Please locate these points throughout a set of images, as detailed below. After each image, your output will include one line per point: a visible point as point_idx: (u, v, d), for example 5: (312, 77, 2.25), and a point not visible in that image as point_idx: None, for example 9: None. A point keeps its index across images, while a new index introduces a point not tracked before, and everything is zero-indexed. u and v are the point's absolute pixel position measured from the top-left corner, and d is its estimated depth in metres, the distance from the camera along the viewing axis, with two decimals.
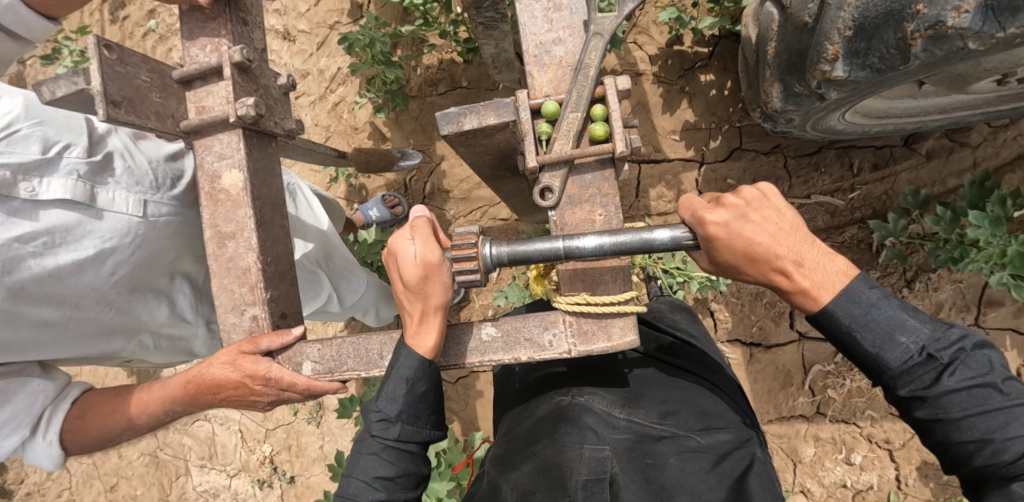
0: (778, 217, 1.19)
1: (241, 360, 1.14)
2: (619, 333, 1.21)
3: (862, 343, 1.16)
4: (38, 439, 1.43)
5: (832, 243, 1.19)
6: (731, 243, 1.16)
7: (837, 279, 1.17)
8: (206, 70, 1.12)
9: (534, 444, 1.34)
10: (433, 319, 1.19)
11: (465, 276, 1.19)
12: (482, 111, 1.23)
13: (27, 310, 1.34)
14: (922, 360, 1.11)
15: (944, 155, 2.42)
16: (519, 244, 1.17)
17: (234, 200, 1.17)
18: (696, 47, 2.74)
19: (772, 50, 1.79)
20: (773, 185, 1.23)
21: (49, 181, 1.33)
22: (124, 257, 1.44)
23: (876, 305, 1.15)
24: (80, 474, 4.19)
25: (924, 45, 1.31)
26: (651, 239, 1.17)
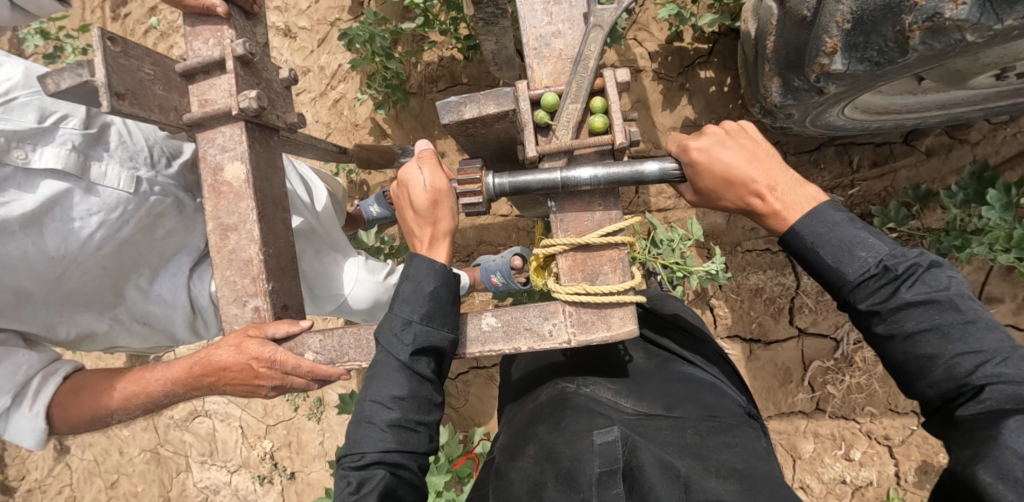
0: (754, 146, 1.30)
1: (246, 343, 1.15)
2: (618, 323, 1.22)
3: (874, 323, 1.16)
4: (24, 410, 1.42)
5: (823, 215, 1.21)
6: (710, 166, 1.28)
7: (839, 257, 1.18)
8: (209, 63, 1.14)
9: (535, 429, 1.36)
10: (441, 242, 1.24)
11: (470, 199, 1.25)
12: (482, 101, 1.22)
13: (14, 275, 1.35)
14: (939, 331, 1.09)
15: (943, 152, 2.43)
16: (519, 175, 1.23)
17: (237, 192, 1.18)
18: (696, 43, 2.75)
19: (771, 45, 1.79)
20: (752, 124, 1.35)
21: (42, 150, 1.34)
22: (108, 232, 1.42)
23: (879, 278, 1.15)
24: (80, 471, 4.20)
25: (922, 38, 1.32)
26: (642, 171, 1.21)
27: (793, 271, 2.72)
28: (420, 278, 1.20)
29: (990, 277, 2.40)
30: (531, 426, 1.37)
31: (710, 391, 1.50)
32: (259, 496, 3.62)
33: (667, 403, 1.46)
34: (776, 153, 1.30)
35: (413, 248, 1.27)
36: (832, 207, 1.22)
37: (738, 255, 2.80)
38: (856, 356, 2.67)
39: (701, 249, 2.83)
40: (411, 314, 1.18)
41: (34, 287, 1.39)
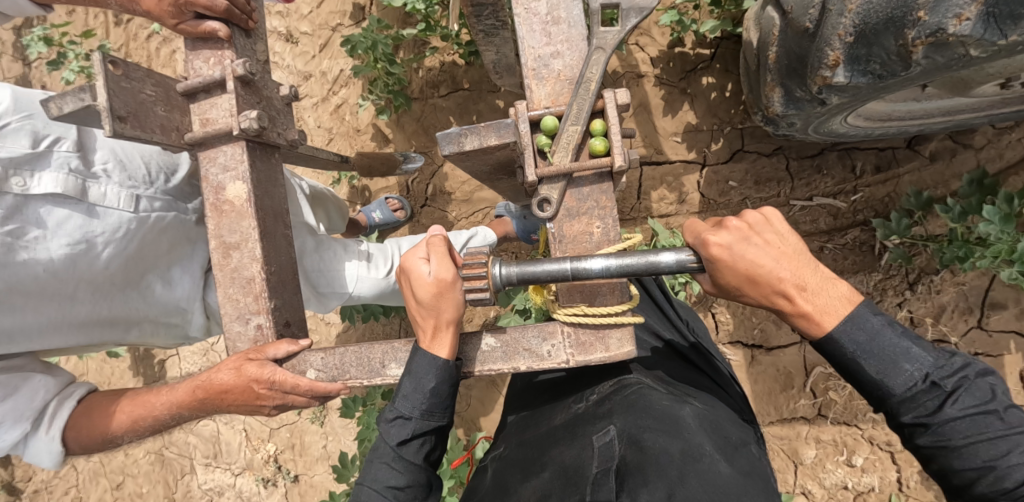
0: (782, 242, 1.17)
1: (245, 366, 1.15)
2: (617, 344, 1.22)
3: (920, 435, 1.14)
4: (41, 434, 1.43)
5: (862, 320, 1.15)
6: (734, 265, 1.14)
7: (884, 369, 1.13)
8: (209, 83, 1.13)
9: (549, 454, 1.32)
10: (444, 332, 1.18)
11: (475, 295, 1.16)
12: (482, 132, 1.28)
13: (23, 302, 1.35)
14: (991, 442, 1.07)
15: (947, 157, 2.42)
16: (529, 265, 1.13)
17: (238, 211, 1.16)
18: (698, 49, 2.74)
19: (773, 55, 1.78)
20: (777, 210, 1.20)
21: (41, 176, 1.34)
22: (116, 249, 1.43)
23: (929, 393, 1.11)
24: (85, 473, 4.24)
25: (924, 52, 1.31)
26: (658, 262, 1.14)
27: None
28: (421, 375, 1.17)
29: (994, 284, 2.39)
30: (544, 450, 1.34)
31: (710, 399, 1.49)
32: (262, 498, 3.64)
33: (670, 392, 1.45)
34: (803, 247, 1.18)
35: (416, 339, 1.21)
36: (871, 309, 1.17)
37: None
38: None
39: None
40: (428, 332, 1.18)
41: (43, 308, 1.39)
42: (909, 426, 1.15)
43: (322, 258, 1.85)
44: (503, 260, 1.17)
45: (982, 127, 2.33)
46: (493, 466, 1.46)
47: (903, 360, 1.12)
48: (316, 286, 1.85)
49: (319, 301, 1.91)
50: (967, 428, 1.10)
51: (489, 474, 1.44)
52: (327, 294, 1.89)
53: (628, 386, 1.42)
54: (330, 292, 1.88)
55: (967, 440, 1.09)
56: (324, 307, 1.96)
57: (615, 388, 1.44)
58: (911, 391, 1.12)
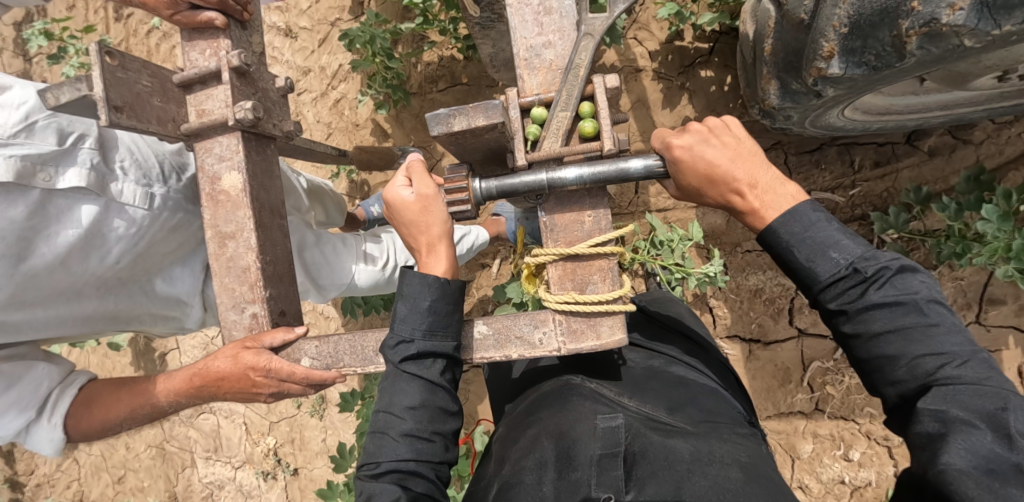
0: (739, 144, 1.24)
1: (242, 354, 1.15)
2: (608, 332, 1.22)
3: (840, 323, 1.17)
4: (43, 422, 1.45)
5: (800, 213, 1.19)
6: (694, 165, 1.23)
7: (811, 257, 1.18)
8: (205, 73, 1.12)
9: (537, 416, 1.36)
10: (439, 247, 1.25)
11: (458, 206, 1.25)
12: (471, 113, 1.20)
13: (36, 295, 1.35)
14: (902, 334, 1.10)
15: (946, 152, 2.42)
16: (506, 178, 1.22)
17: (234, 201, 1.16)
18: (696, 43, 2.74)
19: (769, 48, 1.78)
20: (738, 118, 1.29)
21: (66, 172, 1.31)
22: (128, 247, 1.42)
23: (851, 280, 1.14)
24: (88, 467, 4.26)
25: (919, 43, 1.31)
26: (627, 169, 1.20)
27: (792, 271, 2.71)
28: (416, 296, 1.19)
29: (992, 278, 2.40)
30: (535, 412, 1.38)
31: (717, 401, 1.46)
32: (263, 491, 3.67)
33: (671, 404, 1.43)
34: (759, 150, 1.25)
35: (414, 259, 1.28)
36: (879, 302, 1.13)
37: (737, 255, 2.80)
38: None
39: (700, 250, 2.83)
40: (412, 332, 1.19)
41: (51, 302, 1.39)
42: (833, 314, 1.19)
43: (323, 251, 1.84)
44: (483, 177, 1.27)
45: (981, 122, 2.32)
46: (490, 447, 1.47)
47: (832, 234, 1.17)
48: (316, 280, 1.85)
49: (318, 292, 1.91)
50: (900, 342, 1.10)
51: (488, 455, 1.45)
52: (326, 286, 1.89)
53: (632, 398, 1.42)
54: (324, 286, 1.88)
55: None
56: (323, 298, 1.97)
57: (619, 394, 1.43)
58: (838, 269, 1.15)
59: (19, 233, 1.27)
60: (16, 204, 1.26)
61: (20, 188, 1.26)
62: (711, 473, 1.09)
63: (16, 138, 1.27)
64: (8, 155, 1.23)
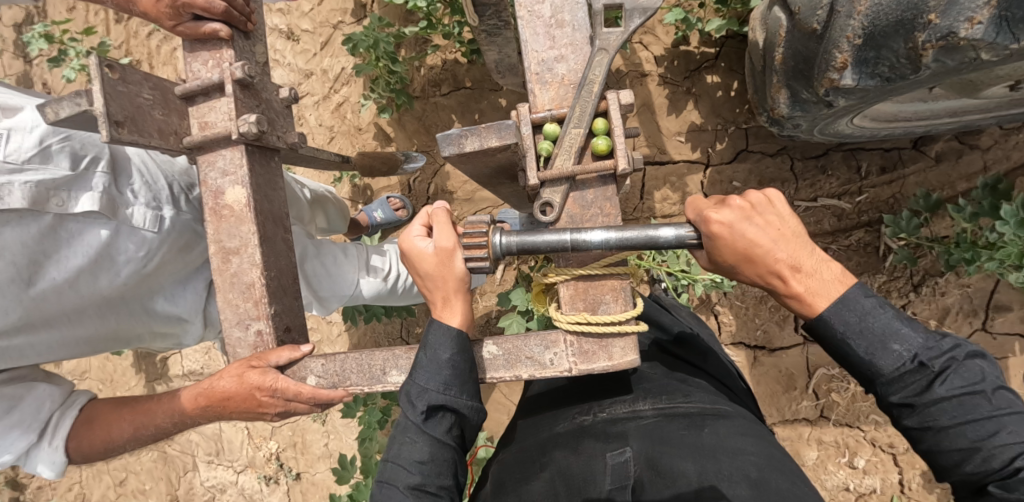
0: (782, 223, 1.17)
1: (248, 374, 1.12)
2: (620, 352, 1.20)
3: (905, 415, 1.13)
4: (44, 445, 1.41)
5: (851, 300, 1.14)
6: (733, 243, 1.14)
7: (872, 350, 1.13)
8: (208, 85, 1.10)
9: (551, 454, 1.33)
10: (455, 301, 1.20)
11: (476, 263, 1.18)
12: (483, 133, 1.20)
13: (41, 317, 1.32)
14: (973, 426, 1.05)
15: (953, 157, 2.40)
16: (529, 235, 1.16)
17: (238, 216, 1.14)
18: (703, 47, 2.71)
19: (779, 56, 1.73)
20: (780, 191, 1.21)
21: (80, 196, 1.28)
22: (136, 269, 1.40)
23: (916, 374, 1.09)
24: (89, 470, 4.25)
25: (934, 55, 1.29)
26: (655, 237, 1.17)
27: None
28: (436, 347, 1.15)
29: (999, 286, 2.38)
30: (545, 450, 1.35)
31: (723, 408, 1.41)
32: (264, 496, 3.65)
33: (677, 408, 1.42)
34: (802, 230, 1.18)
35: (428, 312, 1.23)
36: (862, 291, 1.15)
37: None
38: None
39: None
40: (429, 382, 1.14)
41: (55, 323, 1.36)
42: (895, 406, 1.14)
43: (323, 262, 1.82)
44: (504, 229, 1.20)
45: (990, 129, 2.30)
46: (496, 469, 1.45)
47: (893, 325, 1.12)
48: (316, 291, 1.84)
49: (321, 303, 1.90)
50: (972, 432, 1.06)
51: (492, 474, 1.44)
52: (326, 298, 1.88)
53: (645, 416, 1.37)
54: (325, 296, 1.87)
55: (954, 421, 1.07)
56: (326, 309, 1.94)
57: (631, 415, 1.38)
58: (903, 364, 1.10)
59: (28, 256, 1.24)
60: (28, 228, 1.23)
61: (33, 212, 1.24)
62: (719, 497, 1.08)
63: (30, 163, 1.24)
64: (20, 180, 1.19)
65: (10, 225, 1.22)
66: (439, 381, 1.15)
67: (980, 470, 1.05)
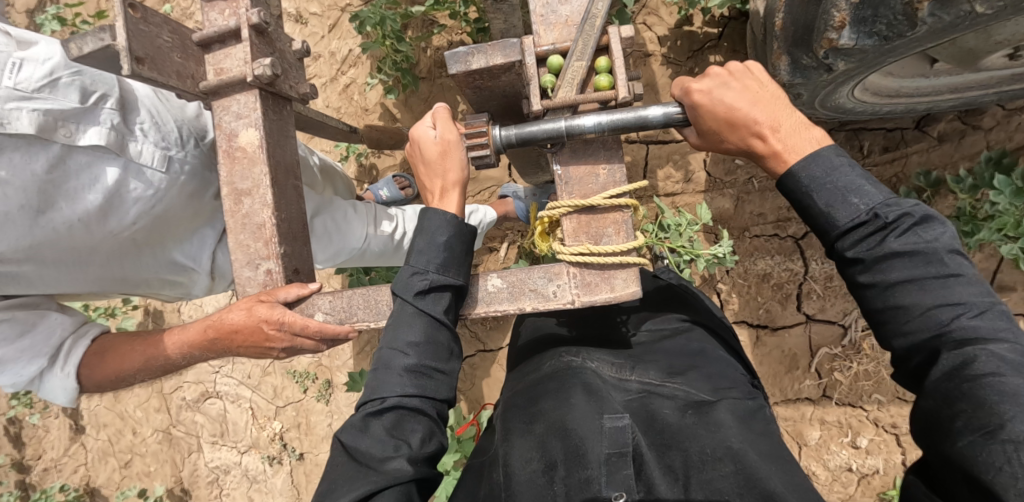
0: (759, 87, 1.25)
1: (257, 307, 1.16)
2: (622, 284, 1.23)
3: (857, 273, 1.14)
4: (57, 370, 1.46)
5: (823, 158, 1.17)
6: (713, 109, 1.25)
7: (831, 203, 1.15)
8: (224, 32, 1.13)
9: (539, 404, 1.34)
10: (450, 193, 1.26)
11: (477, 151, 1.27)
12: (488, 51, 1.19)
13: (50, 251, 1.36)
14: (920, 285, 1.06)
15: (956, 138, 2.42)
16: (527, 125, 1.22)
17: (250, 158, 1.18)
18: (706, 27, 2.73)
19: (780, 23, 1.75)
20: (760, 63, 1.30)
21: (87, 129, 1.32)
22: (144, 209, 1.44)
23: (869, 226, 1.11)
24: (95, 452, 4.30)
25: (931, 10, 1.32)
26: (646, 117, 1.19)
27: (801, 256, 2.69)
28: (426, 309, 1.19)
29: (1003, 265, 2.39)
30: (536, 399, 1.36)
31: (700, 372, 1.46)
32: (268, 477, 3.69)
33: (669, 371, 1.47)
34: (780, 94, 1.26)
35: (425, 204, 1.29)
36: (834, 151, 1.18)
37: (745, 240, 2.78)
38: (864, 343, 2.66)
39: (708, 233, 2.82)
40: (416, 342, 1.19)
41: (67, 259, 1.40)
42: (849, 263, 1.15)
43: (333, 217, 1.87)
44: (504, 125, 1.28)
45: (992, 107, 2.32)
46: (494, 422, 1.47)
47: (843, 185, 1.15)
48: (325, 245, 1.87)
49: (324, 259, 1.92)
50: (916, 290, 1.07)
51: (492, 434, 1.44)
52: (336, 255, 1.91)
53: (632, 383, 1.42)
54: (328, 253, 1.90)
55: (902, 275, 1.08)
56: (325, 263, 1.96)
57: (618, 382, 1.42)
58: (849, 213, 1.13)
59: (37, 186, 1.28)
60: (37, 155, 1.28)
61: (42, 141, 1.28)
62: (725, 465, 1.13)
63: (40, 93, 1.28)
64: (30, 107, 1.25)
65: (20, 153, 1.26)
66: (415, 389, 1.18)
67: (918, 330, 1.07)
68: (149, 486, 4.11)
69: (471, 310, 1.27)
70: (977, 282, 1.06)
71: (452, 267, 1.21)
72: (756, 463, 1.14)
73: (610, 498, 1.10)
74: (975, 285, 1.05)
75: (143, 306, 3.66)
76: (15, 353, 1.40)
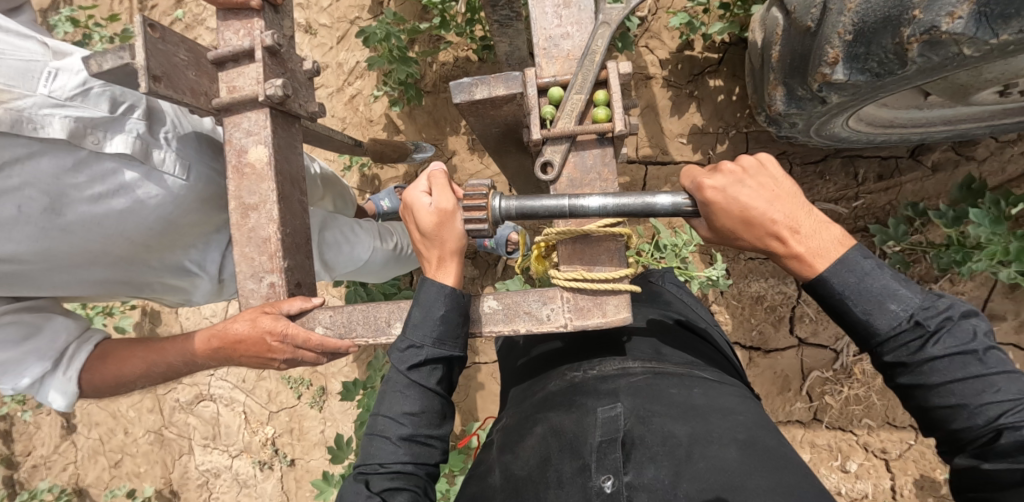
0: (774, 185, 1.20)
1: (261, 318, 1.19)
2: (613, 310, 1.25)
3: (899, 375, 1.16)
4: (58, 375, 1.48)
5: (852, 262, 1.17)
6: (728, 208, 1.17)
7: (868, 309, 1.16)
8: (238, 52, 1.18)
9: (543, 411, 1.40)
10: (450, 262, 1.27)
11: (475, 225, 1.23)
12: (492, 83, 1.27)
13: (68, 251, 1.39)
14: (962, 384, 1.09)
15: (950, 167, 2.47)
16: (528, 199, 1.22)
17: (258, 174, 1.21)
18: (706, 52, 2.79)
19: (776, 54, 1.82)
20: (774, 156, 1.23)
21: (113, 136, 1.37)
22: (161, 214, 1.47)
23: (911, 333, 1.13)
24: (85, 451, 4.29)
25: (920, 50, 1.38)
26: (653, 203, 1.21)
27: (794, 280, 2.74)
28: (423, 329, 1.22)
29: (993, 294, 2.43)
30: (540, 406, 1.42)
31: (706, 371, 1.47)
32: (258, 481, 3.69)
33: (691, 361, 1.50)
34: (797, 192, 1.20)
35: (423, 270, 1.29)
36: (861, 253, 1.18)
37: (740, 262, 2.83)
38: (855, 368, 2.69)
39: (703, 255, 2.84)
40: (423, 338, 1.22)
41: (82, 260, 1.44)
42: (889, 366, 1.17)
43: (342, 230, 1.91)
44: (502, 194, 1.26)
45: (985, 140, 2.38)
46: (496, 436, 1.50)
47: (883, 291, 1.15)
48: (335, 260, 1.92)
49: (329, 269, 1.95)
50: (960, 390, 1.09)
51: (494, 441, 1.49)
52: (344, 267, 1.96)
53: (635, 373, 1.41)
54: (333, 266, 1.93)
55: (944, 380, 1.10)
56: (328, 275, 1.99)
57: (619, 372, 1.43)
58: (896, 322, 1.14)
59: (59, 187, 1.32)
60: (64, 159, 1.32)
61: (69, 145, 1.33)
62: (709, 454, 1.14)
63: (71, 101, 1.34)
64: (62, 114, 1.30)
65: (48, 155, 1.31)
66: (409, 455, 1.24)
67: (966, 425, 1.08)
68: (138, 487, 4.10)
69: (477, 328, 1.29)
70: (1018, 376, 1.09)
71: (446, 340, 1.24)
72: (750, 459, 1.12)
73: (600, 484, 1.17)
74: (1018, 380, 1.08)
75: (141, 306, 3.68)
76: (20, 355, 1.42)
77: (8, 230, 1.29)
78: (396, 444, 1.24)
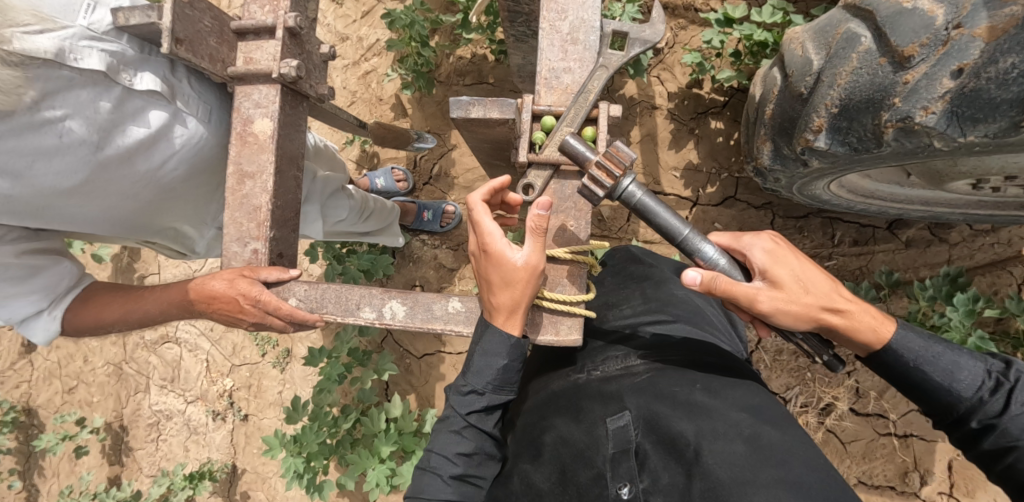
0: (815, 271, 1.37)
1: (239, 281, 1.26)
2: (566, 330, 1.35)
3: (986, 438, 1.24)
4: (45, 313, 1.57)
5: (910, 341, 1.34)
6: (786, 281, 1.30)
7: (948, 377, 1.29)
8: (260, 27, 1.24)
9: (551, 418, 1.45)
10: (518, 314, 1.26)
11: (603, 172, 1.21)
12: (487, 105, 1.45)
13: (97, 187, 1.45)
14: None
15: (922, 245, 2.60)
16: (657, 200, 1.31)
17: (260, 144, 1.28)
18: (713, 94, 2.89)
19: (769, 111, 1.94)
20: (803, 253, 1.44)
21: (144, 74, 1.40)
22: (187, 157, 1.57)
23: (992, 394, 1.25)
24: (41, 372, 4.30)
25: (895, 135, 1.41)
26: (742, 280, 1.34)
27: None
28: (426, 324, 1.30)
29: None
30: (549, 415, 1.46)
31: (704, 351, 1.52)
32: (209, 430, 3.74)
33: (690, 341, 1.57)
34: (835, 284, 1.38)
35: (488, 316, 1.28)
36: (917, 331, 1.37)
37: None
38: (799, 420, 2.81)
39: None
40: (484, 386, 1.33)
41: (105, 197, 1.49)
42: (975, 432, 1.26)
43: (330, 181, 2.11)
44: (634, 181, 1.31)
45: (960, 226, 2.52)
46: (513, 436, 1.55)
47: None
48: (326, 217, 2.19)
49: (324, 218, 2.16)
50: None
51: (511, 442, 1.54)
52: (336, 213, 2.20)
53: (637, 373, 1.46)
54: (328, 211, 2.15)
55: None
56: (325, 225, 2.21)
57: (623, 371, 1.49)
58: None
59: (100, 126, 1.36)
60: (102, 97, 1.34)
61: (104, 83, 1.35)
62: (715, 450, 1.15)
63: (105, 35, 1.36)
64: (100, 48, 1.31)
65: (88, 89, 1.33)
66: (455, 493, 1.35)
67: None
68: (88, 416, 4.12)
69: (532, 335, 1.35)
70: None
71: (505, 388, 1.35)
72: (758, 452, 1.14)
73: (615, 492, 1.21)
74: None
75: None
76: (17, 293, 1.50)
77: (49, 161, 1.33)
78: (447, 483, 1.35)
